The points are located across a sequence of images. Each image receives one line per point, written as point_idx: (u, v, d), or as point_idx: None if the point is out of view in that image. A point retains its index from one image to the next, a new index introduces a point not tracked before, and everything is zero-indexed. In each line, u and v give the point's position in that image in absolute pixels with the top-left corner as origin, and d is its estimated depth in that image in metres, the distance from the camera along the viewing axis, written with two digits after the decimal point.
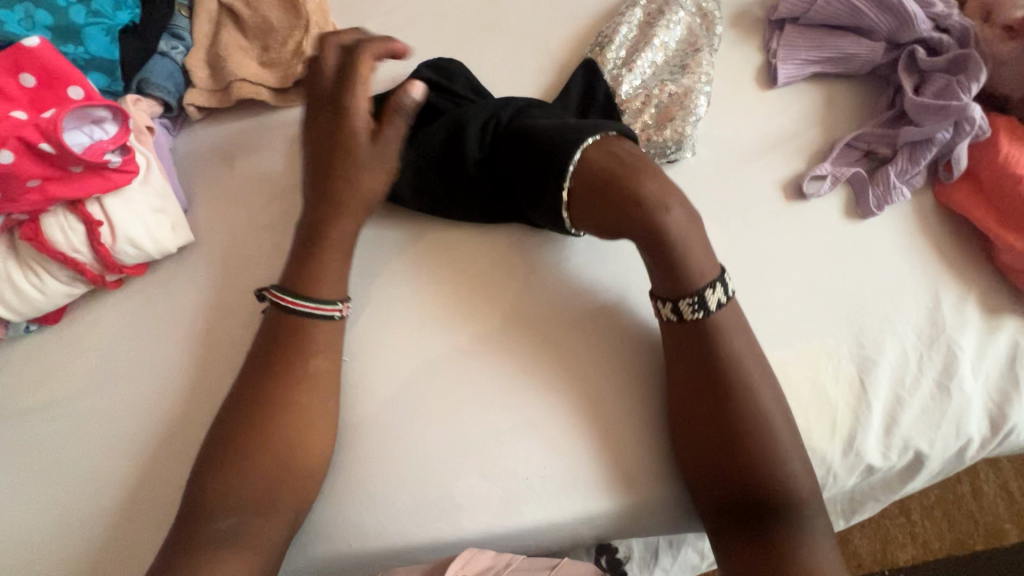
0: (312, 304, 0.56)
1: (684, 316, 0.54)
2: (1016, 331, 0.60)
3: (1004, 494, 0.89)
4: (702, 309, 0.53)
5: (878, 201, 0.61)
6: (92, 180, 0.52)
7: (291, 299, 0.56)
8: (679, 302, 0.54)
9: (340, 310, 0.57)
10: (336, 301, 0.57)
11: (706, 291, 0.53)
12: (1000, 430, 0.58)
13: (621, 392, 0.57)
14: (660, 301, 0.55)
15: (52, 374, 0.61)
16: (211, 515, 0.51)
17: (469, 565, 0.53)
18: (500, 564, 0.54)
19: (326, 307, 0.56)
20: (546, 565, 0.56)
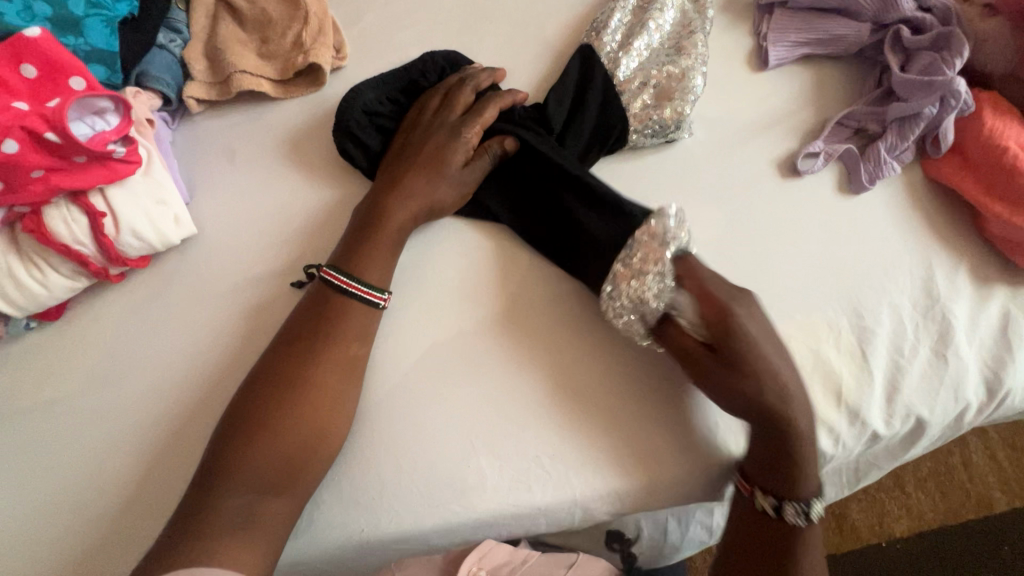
0: (362, 288, 0.57)
1: (785, 516, 0.51)
2: (1006, 299, 0.62)
3: (993, 463, 0.91)
4: (807, 517, 0.51)
5: (870, 175, 0.63)
6: (95, 170, 0.52)
7: (345, 280, 0.57)
8: (786, 503, 0.51)
9: (384, 301, 0.58)
10: (382, 290, 0.58)
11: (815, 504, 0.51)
12: (996, 394, 0.60)
13: (630, 370, 0.58)
14: (760, 490, 0.52)
15: (54, 371, 0.60)
16: (219, 503, 0.50)
17: (487, 559, 0.54)
18: (518, 561, 0.55)
19: (373, 294, 0.57)
20: (566, 563, 0.56)
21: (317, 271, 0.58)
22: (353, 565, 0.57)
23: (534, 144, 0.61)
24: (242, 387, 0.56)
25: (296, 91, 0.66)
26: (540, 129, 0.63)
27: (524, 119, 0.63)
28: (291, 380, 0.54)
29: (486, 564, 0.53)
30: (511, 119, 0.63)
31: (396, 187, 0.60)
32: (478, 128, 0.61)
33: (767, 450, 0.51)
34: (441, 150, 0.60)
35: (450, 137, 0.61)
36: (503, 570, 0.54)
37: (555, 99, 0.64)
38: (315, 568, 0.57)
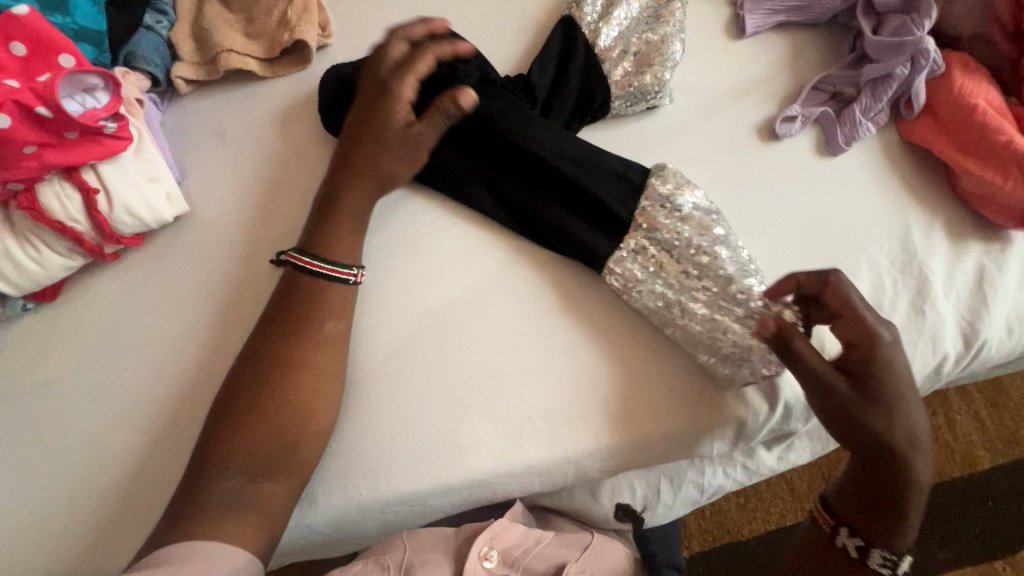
0: (330, 266, 0.57)
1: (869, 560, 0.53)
2: (981, 254, 0.63)
3: (974, 422, 0.95)
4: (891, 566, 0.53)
5: (846, 137, 0.65)
6: (87, 146, 0.53)
7: (310, 260, 0.57)
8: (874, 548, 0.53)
9: (353, 276, 0.58)
10: (351, 266, 0.58)
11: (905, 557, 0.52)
12: (972, 345, 0.61)
13: (619, 330, 0.59)
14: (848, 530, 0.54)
15: (52, 352, 0.61)
16: (222, 467, 0.52)
17: (497, 538, 0.57)
18: (531, 543, 0.58)
19: (342, 271, 0.57)
20: (579, 546, 0.60)
21: (283, 256, 0.58)
22: (353, 531, 0.58)
23: (514, 113, 0.62)
24: (235, 365, 0.57)
25: (283, 68, 0.67)
26: (520, 101, 0.64)
27: (504, 92, 0.64)
28: (289, 350, 0.55)
29: (497, 545, 0.56)
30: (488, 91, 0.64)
31: (348, 164, 0.59)
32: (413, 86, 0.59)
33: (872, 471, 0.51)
34: (384, 114, 0.58)
35: (387, 98, 0.59)
36: (516, 551, 0.57)
37: (536, 68, 0.65)
38: (317, 536, 0.58)
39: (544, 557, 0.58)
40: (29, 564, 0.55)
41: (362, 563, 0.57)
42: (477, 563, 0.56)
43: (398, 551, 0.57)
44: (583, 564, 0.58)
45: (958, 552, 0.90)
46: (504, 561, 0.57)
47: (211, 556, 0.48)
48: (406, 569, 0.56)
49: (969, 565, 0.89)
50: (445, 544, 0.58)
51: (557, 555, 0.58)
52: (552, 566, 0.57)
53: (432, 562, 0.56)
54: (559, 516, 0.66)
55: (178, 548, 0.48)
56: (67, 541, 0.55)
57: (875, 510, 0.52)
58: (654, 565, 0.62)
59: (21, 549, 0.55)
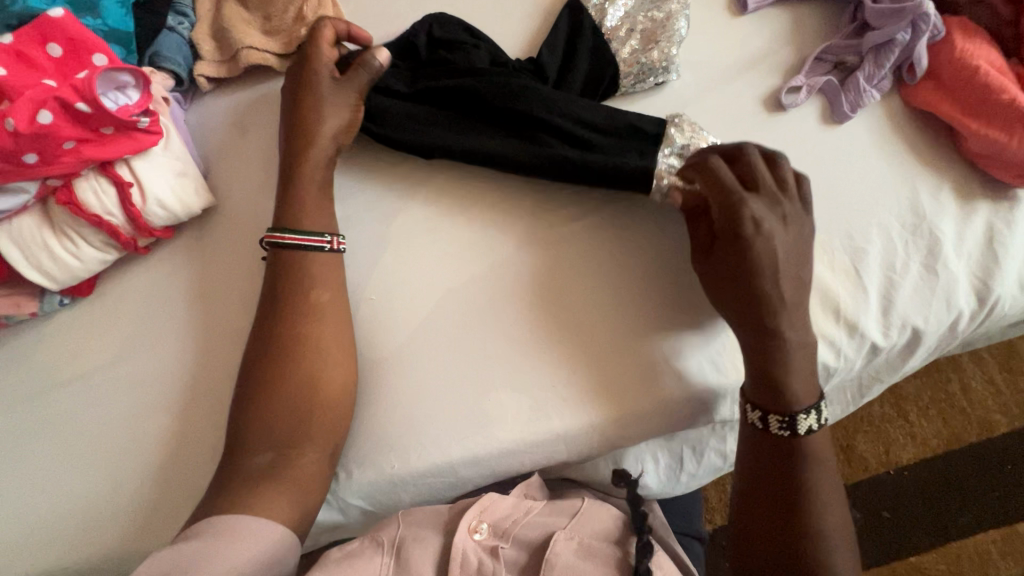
0: (301, 236, 0.59)
1: (770, 427, 0.53)
2: (990, 213, 0.64)
3: (990, 387, 0.96)
4: (789, 426, 0.52)
5: (851, 104, 0.67)
6: (121, 140, 0.56)
7: (281, 234, 0.60)
8: (769, 414, 0.53)
9: (327, 242, 0.60)
10: (323, 233, 0.60)
11: (801, 414, 0.52)
12: (986, 302, 0.62)
13: (641, 293, 0.61)
14: (749, 405, 0.55)
15: (89, 343, 0.63)
16: (258, 440, 0.54)
17: (489, 510, 0.55)
18: (520, 513, 0.56)
19: (314, 238, 0.60)
20: (568, 513, 0.57)
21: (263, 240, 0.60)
22: (387, 505, 0.59)
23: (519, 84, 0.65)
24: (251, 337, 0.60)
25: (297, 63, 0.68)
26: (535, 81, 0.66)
27: (519, 71, 0.67)
28: (318, 330, 0.58)
29: (488, 517, 0.55)
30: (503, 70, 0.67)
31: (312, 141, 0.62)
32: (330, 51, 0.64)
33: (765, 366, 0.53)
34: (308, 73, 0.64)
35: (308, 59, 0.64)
36: (505, 522, 0.55)
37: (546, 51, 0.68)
38: (353, 512, 0.59)
39: (534, 525, 0.55)
40: (72, 548, 0.56)
41: (358, 540, 0.55)
42: (467, 535, 0.53)
43: (391, 529, 0.55)
44: (572, 531, 0.55)
45: (979, 516, 0.90)
46: (494, 532, 0.55)
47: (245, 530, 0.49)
48: (398, 547, 0.53)
49: (992, 529, 0.90)
50: (435, 519, 0.56)
51: (546, 523, 0.56)
52: (541, 534, 0.55)
53: (423, 536, 0.54)
54: (581, 488, 0.66)
55: (217, 521, 0.50)
56: (109, 524, 0.56)
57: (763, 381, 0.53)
58: (641, 522, 0.56)
59: (65, 533, 0.56)
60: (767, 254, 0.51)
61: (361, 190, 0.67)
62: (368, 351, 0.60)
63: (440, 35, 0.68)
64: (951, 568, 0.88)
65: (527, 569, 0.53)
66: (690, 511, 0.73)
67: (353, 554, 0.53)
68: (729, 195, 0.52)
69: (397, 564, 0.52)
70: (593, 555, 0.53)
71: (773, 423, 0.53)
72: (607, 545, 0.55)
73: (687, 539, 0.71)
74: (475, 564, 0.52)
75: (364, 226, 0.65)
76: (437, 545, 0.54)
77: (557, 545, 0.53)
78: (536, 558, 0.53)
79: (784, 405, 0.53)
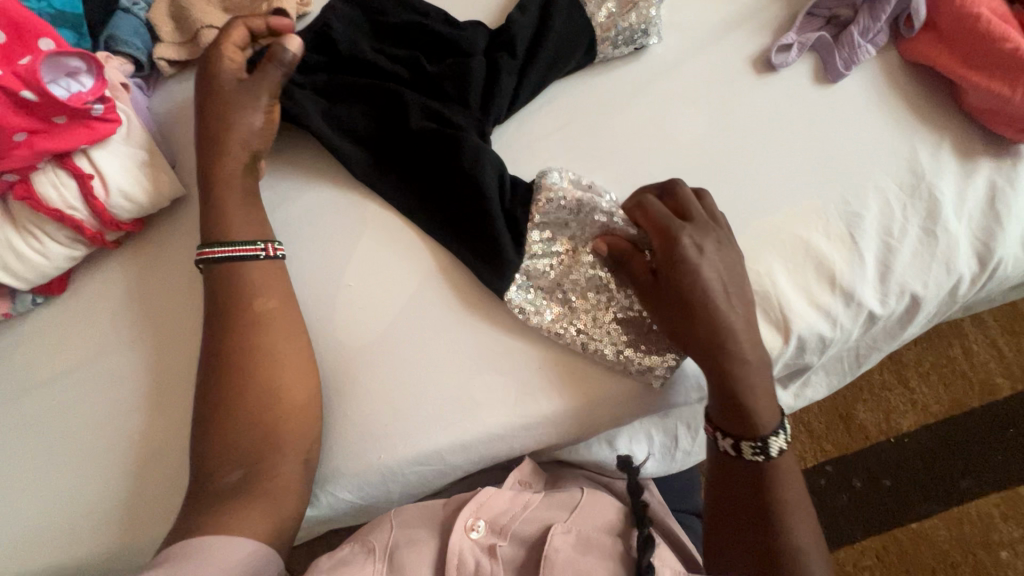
0: (231, 249, 0.57)
1: (744, 454, 0.52)
2: (992, 172, 0.61)
3: (993, 351, 0.94)
4: (763, 451, 0.51)
5: (846, 62, 0.64)
6: (77, 130, 0.54)
7: (210, 249, 0.57)
8: (741, 440, 0.52)
9: (263, 250, 0.58)
10: (257, 243, 0.57)
11: (772, 438, 0.51)
12: (988, 264, 0.60)
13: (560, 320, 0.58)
14: (719, 431, 0.53)
15: (64, 343, 0.61)
16: (238, 435, 0.53)
17: (486, 506, 0.54)
18: (519, 508, 0.54)
19: (247, 248, 0.57)
20: (569, 506, 0.55)
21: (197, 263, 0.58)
22: (377, 496, 0.58)
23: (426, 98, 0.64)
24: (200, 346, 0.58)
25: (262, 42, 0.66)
26: (482, 67, 0.64)
27: (447, 71, 0.64)
28: (285, 326, 0.57)
29: (485, 513, 0.53)
30: (426, 78, 0.65)
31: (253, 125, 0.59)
32: (237, 49, 0.60)
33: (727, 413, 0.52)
34: (212, 71, 0.59)
35: (211, 58, 0.60)
36: (503, 518, 0.54)
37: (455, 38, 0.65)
38: (342, 505, 0.58)
39: (532, 519, 0.54)
40: (58, 550, 0.55)
41: (348, 545, 0.53)
42: (463, 534, 0.52)
43: (384, 532, 0.54)
44: (571, 524, 0.53)
45: (980, 480, 0.89)
46: (492, 529, 0.53)
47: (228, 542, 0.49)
48: (392, 550, 0.52)
49: (993, 493, 0.89)
50: (430, 519, 0.55)
51: (545, 517, 0.54)
52: (540, 528, 0.53)
53: (417, 539, 0.53)
54: (576, 468, 0.64)
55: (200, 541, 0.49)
56: (94, 526, 0.55)
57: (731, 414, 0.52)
58: (642, 514, 0.55)
59: (50, 536, 0.55)
60: (705, 278, 0.49)
61: (337, 175, 0.65)
62: (349, 340, 0.59)
63: (353, 21, 0.67)
64: (953, 533, 0.88)
65: (526, 567, 0.51)
66: (685, 488, 0.72)
67: (343, 563, 0.51)
68: (665, 226, 0.49)
69: (391, 567, 0.51)
70: (593, 547, 0.52)
71: (747, 449, 0.51)
72: (609, 537, 0.54)
73: (684, 517, 0.69)
74: (472, 564, 0.51)
75: (340, 212, 0.63)
76: (434, 547, 0.53)
77: (555, 540, 0.51)
78: (534, 553, 0.52)
79: (754, 431, 0.51)
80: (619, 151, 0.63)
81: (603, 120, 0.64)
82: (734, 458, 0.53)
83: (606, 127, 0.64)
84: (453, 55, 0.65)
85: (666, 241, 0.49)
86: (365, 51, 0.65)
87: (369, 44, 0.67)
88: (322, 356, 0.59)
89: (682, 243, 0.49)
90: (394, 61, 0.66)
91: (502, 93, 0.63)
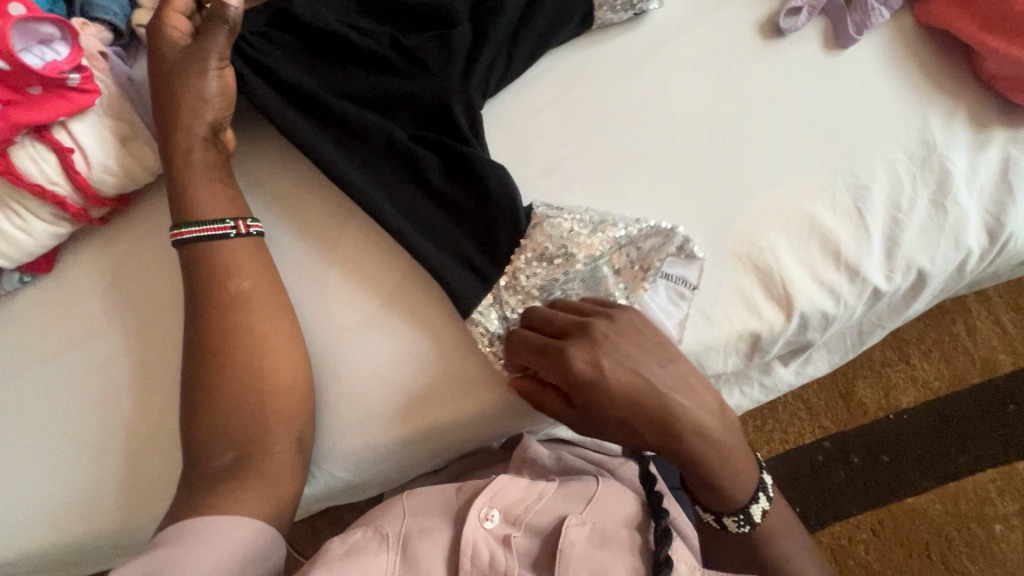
0: (198, 229, 0.55)
1: (729, 527, 0.54)
2: (1007, 142, 0.59)
3: (996, 327, 0.93)
4: (747, 522, 0.53)
5: (857, 25, 0.61)
6: (53, 101, 0.52)
7: (178, 231, 0.55)
8: (723, 516, 0.53)
9: (233, 227, 0.56)
10: (225, 220, 0.55)
11: (751, 509, 0.52)
12: (998, 239, 0.58)
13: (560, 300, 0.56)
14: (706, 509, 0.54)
15: (55, 322, 0.60)
16: (231, 418, 0.52)
17: (500, 496, 0.54)
18: (533, 497, 0.54)
19: (217, 227, 0.55)
20: (584, 497, 0.55)
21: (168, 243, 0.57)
22: (375, 474, 0.58)
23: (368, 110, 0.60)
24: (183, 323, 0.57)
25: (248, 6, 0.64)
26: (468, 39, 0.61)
27: (427, 47, 0.61)
28: (274, 302, 0.55)
29: (498, 503, 0.53)
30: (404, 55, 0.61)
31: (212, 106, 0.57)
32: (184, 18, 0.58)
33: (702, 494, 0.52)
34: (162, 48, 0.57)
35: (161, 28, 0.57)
36: (517, 507, 0.53)
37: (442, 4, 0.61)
38: (339, 483, 0.58)
39: (547, 510, 0.54)
40: (60, 530, 0.55)
41: (360, 530, 0.53)
42: (478, 525, 0.52)
43: (397, 521, 0.53)
44: (586, 516, 0.53)
45: (979, 457, 0.90)
46: (506, 520, 0.53)
47: (219, 527, 0.49)
48: (405, 539, 0.52)
49: (990, 469, 0.89)
50: (444, 507, 0.55)
51: (560, 508, 0.54)
52: (555, 519, 0.53)
53: (430, 529, 0.53)
54: (575, 446, 0.64)
55: (194, 527, 0.49)
56: (94, 505, 0.55)
57: (706, 494, 0.52)
58: (658, 509, 0.55)
59: (50, 516, 0.55)
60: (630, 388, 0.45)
61: None
62: (343, 317, 0.58)
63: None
64: (950, 509, 0.88)
65: (539, 559, 0.51)
66: None
67: (357, 549, 0.51)
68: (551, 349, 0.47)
69: (404, 561, 0.50)
70: (608, 541, 0.52)
71: (731, 524, 0.53)
72: (626, 530, 0.54)
73: (681, 494, 0.70)
74: (486, 554, 0.50)
75: (331, 188, 0.62)
76: (447, 536, 0.52)
77: (570, 533, 0.51)
78: (549, 544, 0.52)
79: (733, 506, 0.52)
80: (619, 124, 0.60)
81: (603, 90, 0.62)
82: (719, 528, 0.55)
83: (606, 96, 0.62)
84: (439, 24, 0.62)
85: (566, 380, 0.46)
86: (328, 22, 0.60)
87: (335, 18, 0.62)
88: (314, 333, 0.58)
89: (574, 365, 0.46)
90: (364, 32, 0.62)
91: (494, 63, 0.61)
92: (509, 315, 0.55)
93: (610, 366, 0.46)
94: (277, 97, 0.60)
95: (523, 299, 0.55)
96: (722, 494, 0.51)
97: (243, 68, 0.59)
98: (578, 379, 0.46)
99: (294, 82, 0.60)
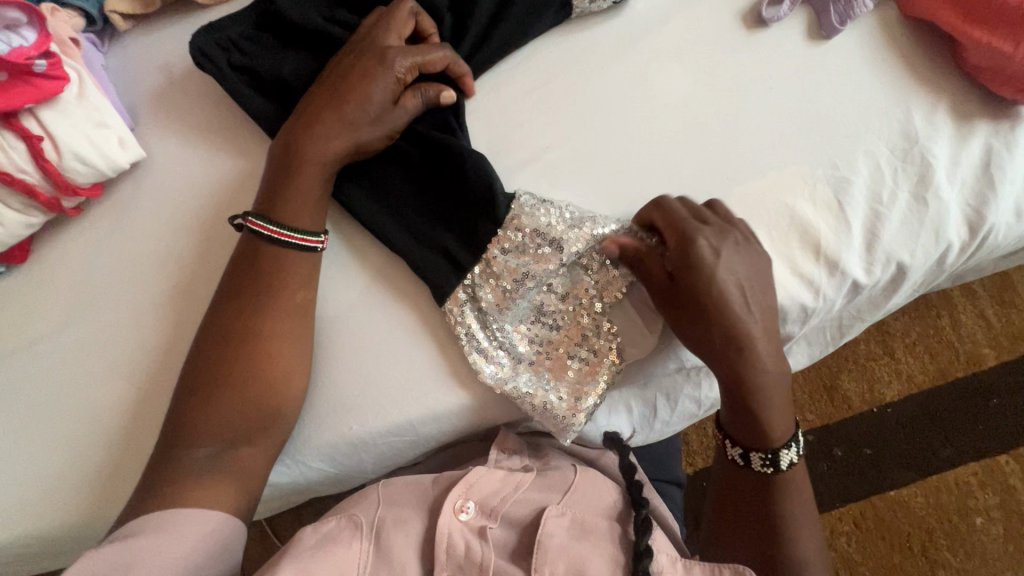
0: (298, 237, 0.54)
1: (752, 463, 0.54)
2: (989, 135, 0.58)
3: (981, 321, 0.93)
4: (772, 464, 0.53)
5: (840, 16, 0.60)
6: (20, 88, 0.52)
7: (275, 230, 0.54)
8: (752, 451, 0.54)
9: (322, 245, 0.56)
10: (321, 236, 0.56)
11: (782, 451, 0.53)
12: (979, 232, 0.58)
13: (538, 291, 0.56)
14: (732, 440, 0.56)
15: (29, 312, 0.59)
16: (206, 410, 0.52)
17: (476, 488, 0.53)
18: (509, 489, 0.54)
19: (312, 240, 0.55)
20: (562, 487, 0.55)
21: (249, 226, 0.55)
22: (350, 466, 0.58)
23: None
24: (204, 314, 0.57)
25: None
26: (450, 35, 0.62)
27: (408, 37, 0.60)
28: (245, 297, 0.54)
29: (474, 495, 0.53)
30: None
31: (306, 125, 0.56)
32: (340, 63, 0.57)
33: (740, 412, 0.53)
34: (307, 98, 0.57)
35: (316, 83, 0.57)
36: (493, 499, 0.53)
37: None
38: (314, 475, 0.58)
39: (525, 502, 0.54)
40: (37, 522, 0.55)
41: (334, 518, 0.52)
42: (453, 516, 0.51)
43: (371, 508, 0.53)
44: (565, 507, 0.53)
45: (961, 449, 0.90)
46: (482, 511, 0.52)
47: (191, 526, 0.48)
48: (377, 529, 0.51)
49: (972, 461, 0.89)
50: (419, 498, 0.55)
51: (537, 499, 0.54)
52: (532, 510, 0.53)
53: (405, 519, 0.53)
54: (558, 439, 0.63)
55: (169, 518, 0.48)
56: (72, 497, 0.55)
57: (746, 421, 0.53)
58: (639, 497, 0.55)
59: (27, 508, 0.55)
60: (726, 280, 0.49)
61: None
62: (320, 309, 0.57)
63: None
64: (930, 499, 0.89)
65: (516, 549, 0.52)
66: (664, 456, 0.72)
67: (330, 538, 0.51)
68: (681, 229, 0.50)
69: (378, 551, 0.50)
70: (587, 532, 0.52)
71: (756, 460, 0.54)
72: (606, 521, 0.54)
73: (661, 485, 0.70)
74: (462, 546, 0.50)
75: None
76: (421, 527, 0.53)
77: (549, 524, 0.51)
78: (527, 536, 0.52)
79: (765, 443, 0.53)
80: (600, 113, 0.60)
81: (584, 80, 0.61)
82: (740, 463, 0.55)
83: (586, 86, 0.61)
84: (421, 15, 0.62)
85: (683, 249, 0.50)
86: (314, 21, 0.60)
87: (318, 14, 0.61)
88: None
89: (698, 248, 0.49)
90: (349, 29, 0.61)
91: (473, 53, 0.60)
92: (481, 304, 0.55)
93: (726, 258, 0.50)
94: (265, 102, 0.60)
95: (496, 290, 0.55)
96: (764, 426, 0.53)
97: (230, 73, 0.60)
98: (695, 264, 0.49)
99: (283, 86, 0.60)
